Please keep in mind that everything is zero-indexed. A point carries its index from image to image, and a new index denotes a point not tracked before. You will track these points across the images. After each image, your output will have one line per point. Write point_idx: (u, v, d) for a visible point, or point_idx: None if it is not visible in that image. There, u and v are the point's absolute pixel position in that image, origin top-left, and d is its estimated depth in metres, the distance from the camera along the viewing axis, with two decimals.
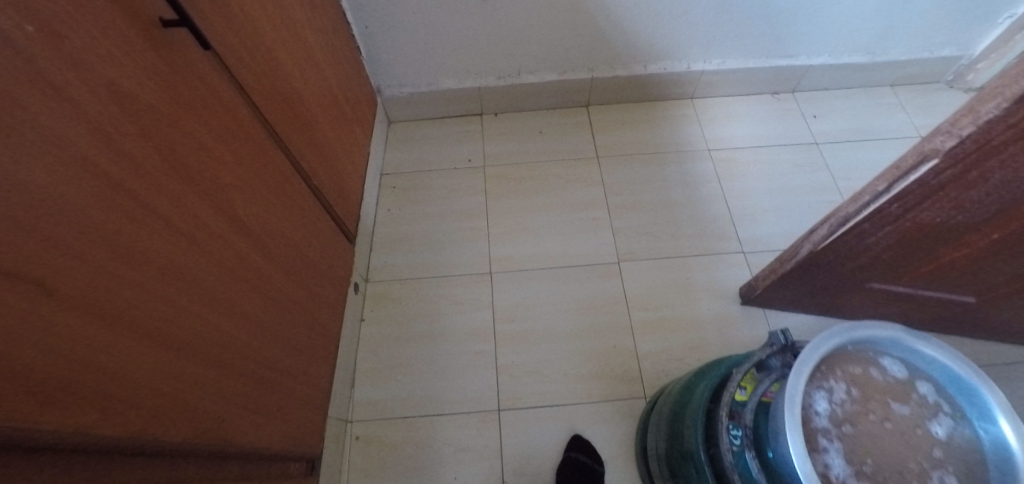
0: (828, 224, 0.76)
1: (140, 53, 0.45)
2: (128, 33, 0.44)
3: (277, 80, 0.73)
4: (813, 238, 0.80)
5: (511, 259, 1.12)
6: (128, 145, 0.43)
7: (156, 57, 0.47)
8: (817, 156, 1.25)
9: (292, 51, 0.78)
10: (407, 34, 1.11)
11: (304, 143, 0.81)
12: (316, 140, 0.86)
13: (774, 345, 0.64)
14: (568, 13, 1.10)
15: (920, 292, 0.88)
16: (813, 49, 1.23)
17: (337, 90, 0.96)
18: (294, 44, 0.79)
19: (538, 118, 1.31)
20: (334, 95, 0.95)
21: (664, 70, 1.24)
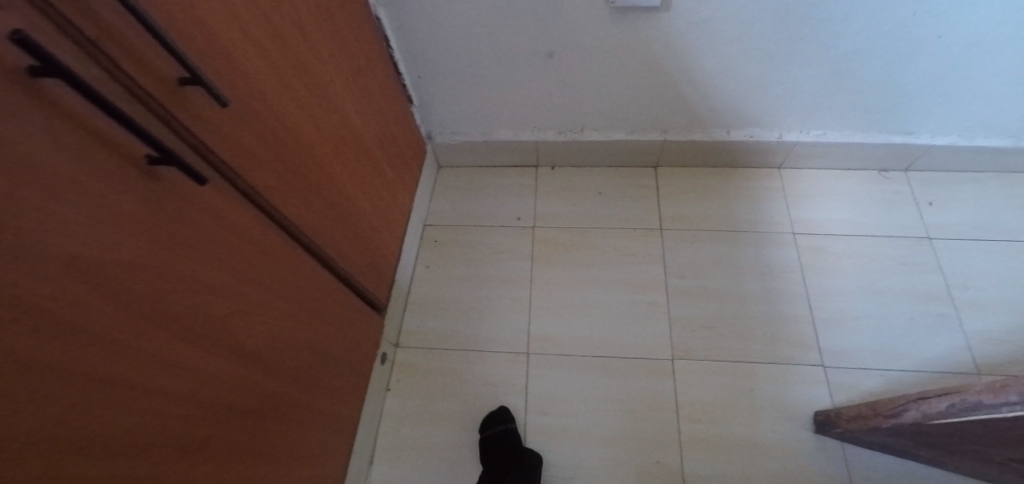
0: (950, 401, 0.63)
1: (130, 207, 0.38)
2: (116, 188, 0.37)
3: (305, 168, 0.66)
4: (926, 407, 0.67)
5: (552, 341, 1.03)
6: (106, 326, 0.36)
7: (149, 204, 0.40)
8: (928, 255, 1.04)
9: (326, 127, 0.71)
10: (460, 85, 1.02)
11: (334, 226, 0.74)
12: (350, 218, 0.79)
13: None
14: (643, 75, 0.96)
15: None
16: (938, 128, 1.03)
17: (379, 152, 0.89)
18: (330, 120, 0.71)
19: (598, 176, 1.19)
20: (375, 160, 0.88)
21: (750, 137, 1.08)
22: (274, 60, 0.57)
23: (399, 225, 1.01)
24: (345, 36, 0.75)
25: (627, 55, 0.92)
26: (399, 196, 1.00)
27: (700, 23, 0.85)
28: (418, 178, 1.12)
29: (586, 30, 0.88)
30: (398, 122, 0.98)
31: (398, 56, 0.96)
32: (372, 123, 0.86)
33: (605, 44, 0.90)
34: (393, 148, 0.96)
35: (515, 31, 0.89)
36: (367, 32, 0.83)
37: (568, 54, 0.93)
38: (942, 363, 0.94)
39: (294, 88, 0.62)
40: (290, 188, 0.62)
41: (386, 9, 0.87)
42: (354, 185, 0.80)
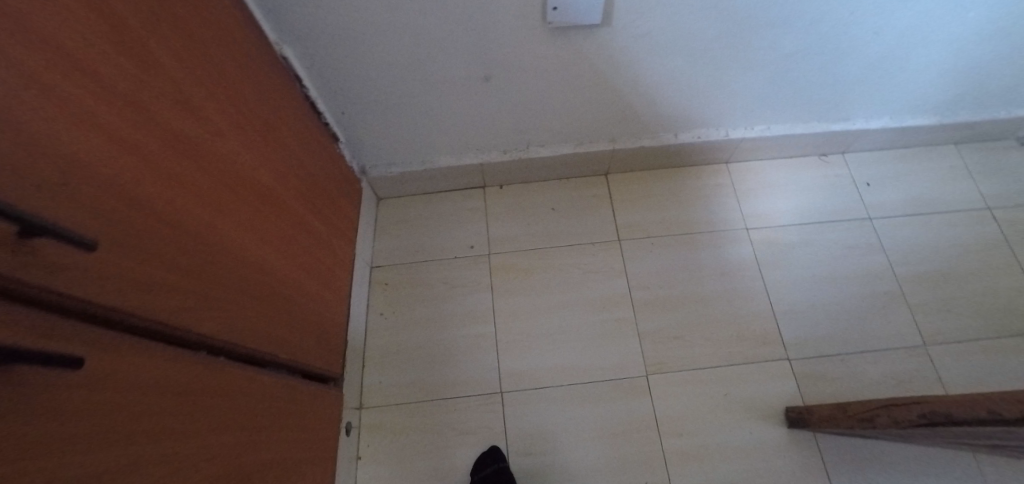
0: (916, 410, 0.62)
1: None
2: None
3: (219, 266, 0.55)
4: (893, 412, 0.66)
5: (525, 375, 0.98)
6: None
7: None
8: (871, 235, 1.09)
9: (238, 208, 0.60)
10: (390, 116, 0.93)
11: (265, 316, 0.64)
12: (285, 297, 0.70)
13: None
14: (587, 90, 0.91)
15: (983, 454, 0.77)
16: (871, 113, 1.06)
17: (308, 210, 0.79)
18: (242, 197, 0.61)
19: (550, 191, 1.14)
20: (304, 220, 0.78)
21: (698, 139, 1.07)
22: (154, 154, 0.46)
23: (342, 280, 0.92)
24: (245, 94, 0.64)
25: (568, 71, 0.86)
26: (339, 249, 0.91)
27: (644, 36, 0.80)
28: (358, 221, 1.02)
29: (522, 49, 0.80)
30: (324, 169, 0.87)
31: (314, 94, 0.85)
32: (294, 182, 0.75)
33: (545, 62, 0.83)
34: (323, 199, 0.86)
35: (443, 58, 0.80)
36: (273, 79, 0.72)
37: (507, 77, 0.86)
38: (893, 341, 0.99)
39: (188, 177, 0.51)
40: (198, 299, 0.51)
41: (292, 47, 0.76)
42: (283, 260, 0.70)
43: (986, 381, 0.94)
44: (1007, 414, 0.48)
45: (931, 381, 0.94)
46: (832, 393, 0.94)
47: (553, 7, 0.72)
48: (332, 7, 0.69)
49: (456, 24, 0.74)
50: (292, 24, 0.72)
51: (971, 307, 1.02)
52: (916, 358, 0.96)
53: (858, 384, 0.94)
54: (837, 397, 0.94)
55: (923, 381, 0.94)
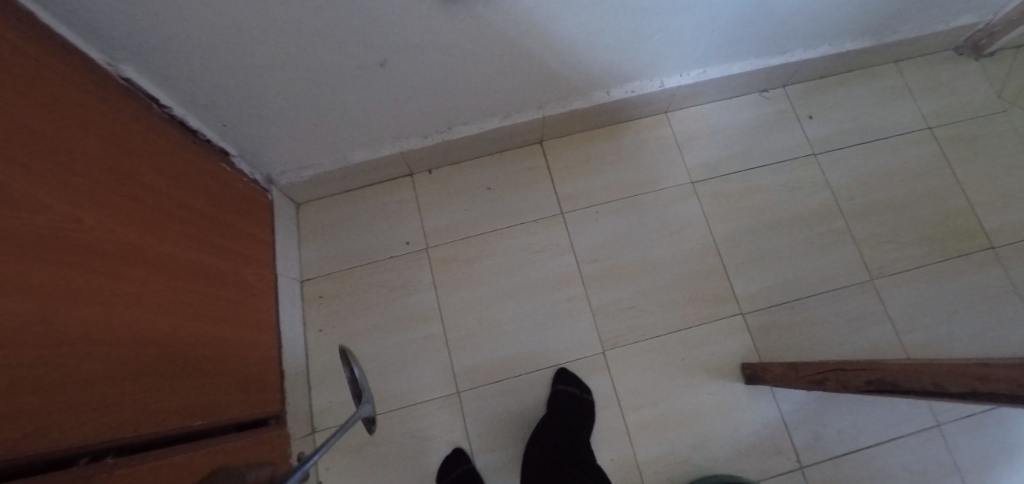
0: (864, 374, 0.59)
1: None
2: None
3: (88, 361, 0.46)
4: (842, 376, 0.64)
5: (480, 371, 0.94)
6: None
7: None
8: (815, 172, 1.06)
9: (111, 279, 0.51)
10: (282, 121, 0.81)
11: (168, 390, 0.57)
12: (192, 358, 0.62)
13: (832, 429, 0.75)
14: (500, 62, 0.80)
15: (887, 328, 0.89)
16: (810, 42, 1.00)
17: (206, 248, 0.70)
18: (104, 267, 0.50)
19: (483, 170, 1.05)
20: (201, 261, 0.68)
21: (632, 93, 0.98)
22: None
23: (266, 308, 0.85)
24: (88, 137, 0.52)
25: (473, 45, 0.74)
26: (254, 277, 0.82)
27: None
28: (274, 238, 0.93)
29: (413, 29, 0.68)
30: (215, 193, 0.76)
31: (181, 112, 0.73)
32: (179, 222, 0.65)
33: (445, 40, 0.71)
34: (222, 228, 0.75)
35: (323, 53, 0.69)
36: (118, 109, 0.60)
37: (405, 62, 0.74)
38: (841, 280, 0.99)
39: (27, 271, 0.41)
40: (73, 406, 0.43)
41: (132, 66, 0.63)
42: (184, 317, 0.62)
43: (930, 304, 0.98)
44: (951, 388, 0.46)
45: (880, 312, 0.97)
46: (785, 342, 0.95)
47: None
48: (163, 16, 0.56)
49: (324, 14, 0.62)
50: (119, 41, 0.58)
51: (914, 234, 1.03)
52: (865, 292, 0.98)
53: (809, 329, 0.96)
54: (790, 345, 0.95)
55: (871, 315, 0.97)
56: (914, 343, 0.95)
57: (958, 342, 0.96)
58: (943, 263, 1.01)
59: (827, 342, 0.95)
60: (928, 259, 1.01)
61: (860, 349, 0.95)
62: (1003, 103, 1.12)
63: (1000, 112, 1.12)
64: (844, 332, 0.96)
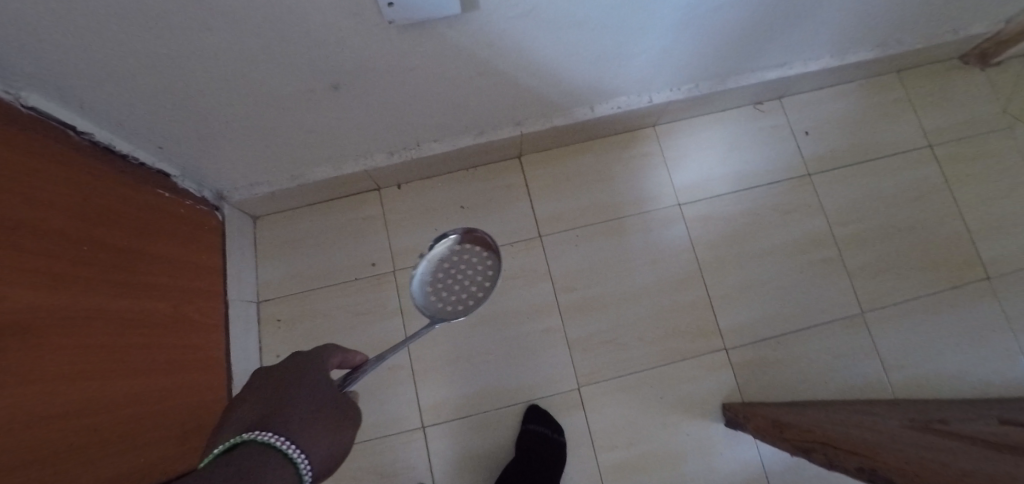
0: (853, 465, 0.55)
1: None
2: None
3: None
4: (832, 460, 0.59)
5: (448, 405, 0.89)
6: None
7: None
8: (811, 195, 0.99)
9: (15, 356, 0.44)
10: (227, 139, 0.73)
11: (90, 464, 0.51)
12: (122, 420, 0.56)
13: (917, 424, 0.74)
14: (469, 80, 0.72)
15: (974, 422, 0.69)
16: (811, 54, 0.91)
17: (134, 291, 0.63)
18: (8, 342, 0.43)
19: (456, 185, 0.98)
20: (133, 307, 0.62)
21: (617, 109, 0.90)
22: None
23: (213, 341, 0.78)
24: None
25: (439, 65, 0.67)
26: (198, 310, 0.75)
27: (530, 12, 0.60)
28: (224, 261, 0.85)
29: (368, 49, 0.60)
30: (150, 224, 0.68)
31: (105, 136, 0.64)
32: (98, 267, 0.57)
33: (407, 60, 0.64)
34: (158, 264, 0.68)
35: (266, 70, 0.61)
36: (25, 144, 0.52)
37: (360, 83, 0.67)
38: (830, 314, 0.94)
39: None
40: None
41: (37, 93, 0.54)
42: (105, 377, 0.55)
43: (922, 341, 0.93)
44: None
45: (869, 348, 0.93)
46: (769, 379, 0.91)
47: (387, 3, 0.52)
48: (64, 41, 0.48)
49: (262, 34, 0.54)
50: (13, 69, 0.49)
51: (911, 264, 0.96)
52: (856, 327, 0.94)
53: (795, 366, 0.92)
54: (773, 383, 0.91)
55: (860, 351, 0.93)
56: (903, 382, 0.91)
57: (950, 381, 0.91)
58: (937, 296, 0.95)
59: (812, 380, 0.91)
60: (923, 290, 0.95)
61: (846, 388, 0.91)
62: (1009, 118, 1.02)
63: (1006, 130, 1.01)
64: (830, 369, 0.92)
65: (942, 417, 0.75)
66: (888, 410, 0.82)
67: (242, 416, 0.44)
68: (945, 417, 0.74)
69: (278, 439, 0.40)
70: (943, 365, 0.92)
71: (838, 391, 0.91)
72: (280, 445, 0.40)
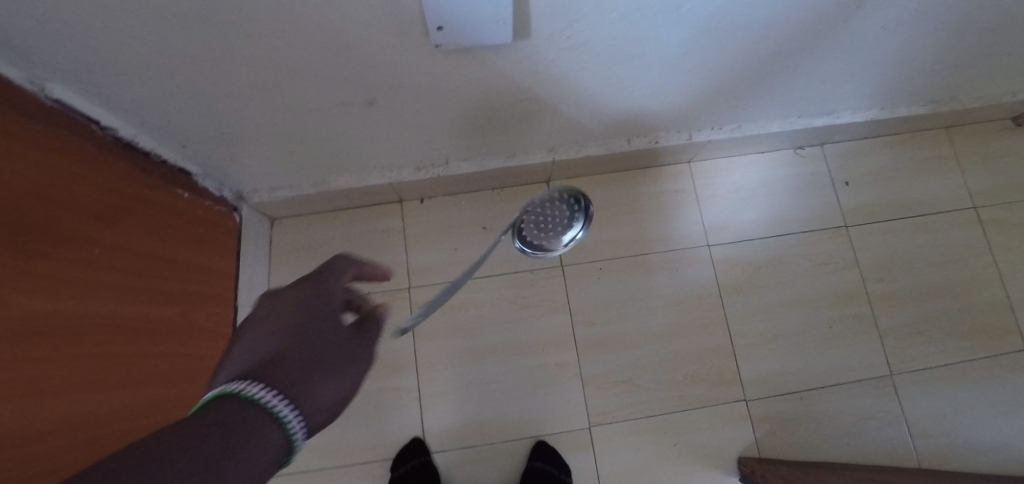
0: None
1: None
2: None
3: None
4: None
5: (452, 433, 0.86)
6: None
7: None
8: (845, 247, 0.95)
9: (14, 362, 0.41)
10: (252, 141, 0.71)
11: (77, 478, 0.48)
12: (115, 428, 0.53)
13: None
14: (508, 105, 0.69)
15: None
16: (860, 105, 0.87)
17: (141, 295, 0.60)
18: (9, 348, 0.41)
19: (480, 205, 0.95)
20: (139, 310, 0.59)
21: (655, 143, 0.87)
22: None
23: (218, 347, 0.75)
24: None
25: (479, 89, 0.64)
26: (205, 316, 0.73)
27: (582, 45, 0.58)
28: (237, 264, 0.83)
29: (410, 68, 0.58)
30: (163, 224, 0.65)
31: (128, 132, 0.62)
32: (109, 271, 0.54)
33: (447, 82, 0.61)
34: (168, 267, 0.65)
35: (302, 80, 0.58)
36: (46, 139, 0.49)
37: (397, 100, 0.64)
38: (857, 374, 0.90)
39: None
40: None
41: (63, 85, 0.51)
42: (97, 389, 0.52)
43: (952, 411, 0.89)
44: None
45: (895, 413, 0.89)
46: (789, 437, 0.87)
47: (436, 27, 0.49)
48: (98, 37, 0.45)
49: (303, 45, 0.52)
50: (41, 60, 0.47)
51: (946, 329, 0.92)
52: (883, 390, 0.90)
53: (816, 425, 0.88)
54: (792, 441, 0.87)
55: (886, 415, 0.89)
56: (928, 451, 0.87)
57: (979, 456, 0.87)
58: (970, 364, 0.91)
59: (833, 441, 0.87)
60: (956, 357, 0.91)
61: (868, 454, 0.87)
62: None
63: None
64: (853, 431, 0.88)
65: None
66: (913, 479, 0.77)
67: (242, 358, 0.39)
68: None
69: (266, 393, 0.33)
70: (972, 440, 0.88)
71: (859, 456, 0.87)
72: (268, 401, 0.33)
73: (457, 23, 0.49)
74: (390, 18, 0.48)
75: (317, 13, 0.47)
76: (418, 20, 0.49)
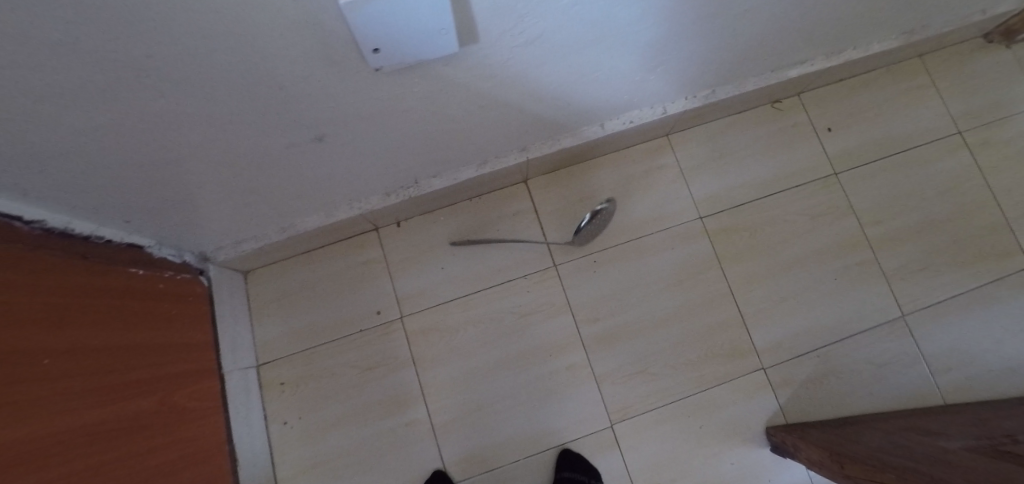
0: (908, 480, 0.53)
1: None
2: None
3: None
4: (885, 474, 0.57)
5: (474, 458, 0.83)
6: None
7: None
8: (838, 195, 0.93)
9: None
10: (203, 202, 0.65)
11: None
12: None
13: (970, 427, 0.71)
14: (470, 115, 0.64)
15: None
16: (833, 48, 0.84)
17: (116, 393, 0.55)
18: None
19: (459, 218, 0.91)
20: (117, 410, 0.54)
21: (629, 123, 0.83)
22: None
23: (212, 423, 0.71)
24: None
25: (436, 105, 0.59)
26: (190, 395, 0.68)
27: (536, 39, 0.53)
28: (216, 330, 0.78)
29: (354, 98, 0.52)
30: (124, 309, 0.60)
31: (59, 220, 0.56)
32: (77, 378, 0.50)
33: (399, 103, 0.56)
34: (138, 354, 0.60)
35: (240, 132, 0.53)
36: None
37: (348, 132, 0.59)
38: (869, 321, 0.89)
39: None
40: None
41: None
42: None
43: (967, 341, 0.88)
44: None
45: (912, 354, 0.88)
46: (812, 397, 0.85)
47: (372, 49, 0.44)
48: None
49: (229, 95, 0.46)
50: None
51: (949, 260, 0.91)
52: (898, 332, 0.88)
53: (838, 380, 0.86)
54: (817, 400, 0.85)
55: (904, 358, 0.87)
56: (951, 385, 0.86)
57: (1000, 380, 0.86)
58: (978, 291, 0.90)
59: (857, 393, 0.86)
60: (963, 286, 0.90)
61: (893, 399, 0.86)
62: None
63: None
64: (875, 379, 0.86)
65: (1009, 427, 0.68)
66: (945, 419, 0.75)
67: None
68: (1013, 429, 0.66)
69: None
70: (991, 366, 0.87)
71: (884, 403, 0.85)
72: None
73: (393, 43, 0.43)
74: (320, 49, 0.43)
75: (234, 59, 0.41)
76: (348, 45, 0.43)
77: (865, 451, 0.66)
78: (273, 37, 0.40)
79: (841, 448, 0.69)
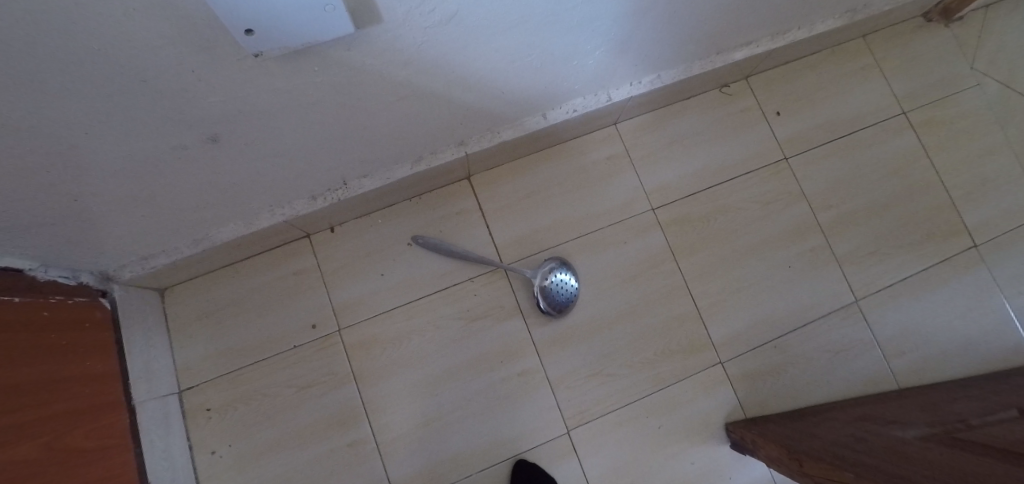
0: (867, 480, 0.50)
1: None
2: None
3: None
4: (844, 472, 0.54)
5: (423, 476, 0.78)
6: None
7: None
8: (789, 181, 0.91)
9: None
10: (90, 218, 0.57)
11: None
12: None
13: (927, 412, 0.69)
14: (391, 108, 0.58)
15: (986, 407, 0.65)
16: (777, 28, 0.82)
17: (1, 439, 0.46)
18: None
19: (398, 221, 0.84)
20: (10, 458, 0.47)
21: (573, 112, 0.78)
22: None
23: (121, 463, 0.63)
24: None
25: (349, 97, 0.53)
26: (92, 434, 0.60)
27: (452, 19, 0.47)
28: (124, 357, 0.69)
29: (245, 91, 0.45)
30: (8, 342, 0.51)
31: None
32: None
33: (303, 96, 0.49)
34: (31, 391, 0.52)
35: (112, 135, 0.45)
36: None
37: (248, 131, 0.52)
38: (823, 307, 0.88)
39: None
40: None
41: None
42: None
43: (919, 322, 0.88)
44: None
45: (866, 338, 0.87)
46: (769, 389, 0.84)
47: (243, 30, 0.37)
48: None
49: (78, 91, 0.38)
50: None
51: (898, 242, 0.91)
52: (851, 317, 0.88)
53: (794, 370, 0.85)
54: (774, 391, 0.84)
55: (858, 343, 0.87)
56: (905, 368, 0.86)
57: (950, 359, 0.87)
58: (927, 271, 0.90)
59: (813, 382, 0.85)
60: (912, 267, 0.90)
61: (848, 385, 0.85)
62: (975, 75, 0.99)
63: (973, 87, 0.99)
64: (830, 367, 0.85)
65: (961, 410, 0.67)
66: (899, 406, 0.74)
67: None
68: (964, 413, 0.65)
69: None
70: (941, 345, 0.87)
71: (840, 390, 0.85)
72: None
73: (269, 24, 0.37)
74: (183, 33, 0.36)
75: (66, 46, 0.34)
76: (214, 26, 0.36)
77: (824, 446, 0.64)
78: (111, 17, 0.32)
79: (799, 444, 0.66)
